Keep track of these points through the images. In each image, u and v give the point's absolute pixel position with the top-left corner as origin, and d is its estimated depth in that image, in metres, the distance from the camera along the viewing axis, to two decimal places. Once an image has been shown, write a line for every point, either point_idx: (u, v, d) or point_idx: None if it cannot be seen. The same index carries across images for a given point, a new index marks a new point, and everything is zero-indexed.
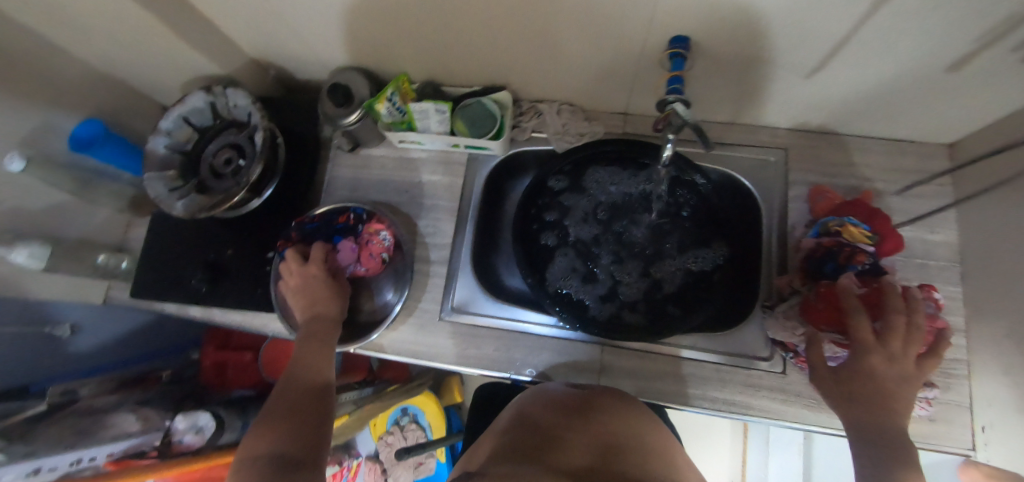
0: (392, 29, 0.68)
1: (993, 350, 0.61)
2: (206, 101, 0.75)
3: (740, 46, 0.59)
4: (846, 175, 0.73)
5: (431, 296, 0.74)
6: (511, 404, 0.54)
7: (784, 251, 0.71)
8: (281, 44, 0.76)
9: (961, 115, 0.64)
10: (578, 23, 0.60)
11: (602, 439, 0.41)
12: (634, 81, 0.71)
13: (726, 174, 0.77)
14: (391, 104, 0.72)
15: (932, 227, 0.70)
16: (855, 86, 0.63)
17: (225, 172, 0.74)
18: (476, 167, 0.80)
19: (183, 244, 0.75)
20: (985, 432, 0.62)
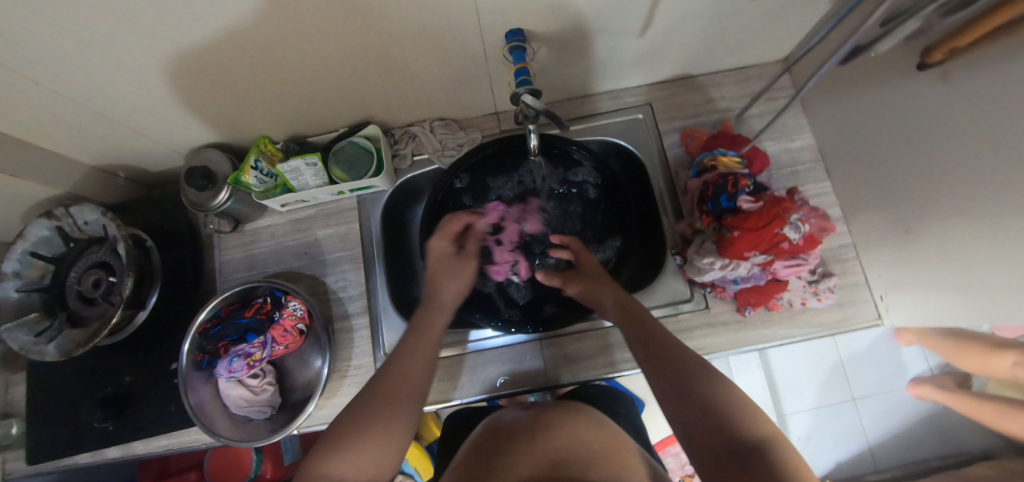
0: (231, 94, 0.64)
1: (872, 225, 0.68)
2: (51, 227, 0.67)
3: (570, 25, 0.61)
4: (708, 111, 0.78)
5: (361, 351, 0.72)
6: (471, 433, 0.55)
7: (676, 197, 0.75)
8: (119, 144, 0.70)
9: (779, 32, 0.71)
10: (412, 42, 0.60)
11: (549, 459, 0.42)
12: (490, 82, 0.72)
13: (604, 141, 0.80)
14: (258, 172, 0.69)
15: (792, 136, 0.77)
16: (683, 33, 0.67)
17: (97, 296, 0.67)
18: (369, 207, 0.78)
19: (71, 387, 0.68)
20: (885, 300, 0.68)
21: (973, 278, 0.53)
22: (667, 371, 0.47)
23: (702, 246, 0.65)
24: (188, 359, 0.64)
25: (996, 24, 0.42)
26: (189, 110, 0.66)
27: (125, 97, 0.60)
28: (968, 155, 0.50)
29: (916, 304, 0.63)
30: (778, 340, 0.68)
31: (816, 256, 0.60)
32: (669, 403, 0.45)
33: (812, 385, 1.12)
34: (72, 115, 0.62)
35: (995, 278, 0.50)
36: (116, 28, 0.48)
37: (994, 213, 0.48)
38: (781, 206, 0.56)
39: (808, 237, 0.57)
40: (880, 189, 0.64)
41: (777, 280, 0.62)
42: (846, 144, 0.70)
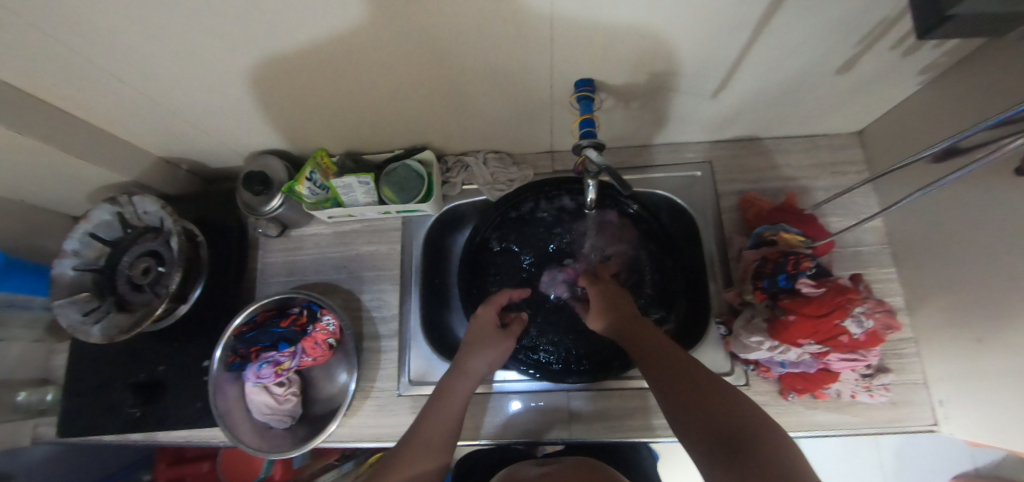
0: (301, 109, 0.66)
1: (938, 323, 0.63)
2: (113, 212, 0.71)
3: (642, 79, 0.60)
4: (770, 177, 0.75)
5: (385, 374, 0.71)
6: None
7: (726, 263, 0.73)
8: (188, 141, 0.73)
9: (857, 107, 0.68)
10: (482, 79, 0.60)
11: None
12: (551, 124, 0.71)
13: (658, 194, 0.78)
14: (312, 183, 0.70)
15: (858, 214, 0.73)
16: (756, 98, 0.65)
17: (144, 284, 0.69)
18: (413, 229, 0.78)
19: (108, 367, 0.70)
20: (945, 406, 0.63)
21: None
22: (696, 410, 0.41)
23: (750, 322, 0.62)
24: (220, 359, 0.66)
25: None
26: (259, 119, 0.68)
27: (203, 101, 0.63)
28: None
29: (979, 418, 0.58)
30: (819, 430, 0.65)
31: (875, 353, 0.58)
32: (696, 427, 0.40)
33: (842, 470, 1.03)
34: (151, 113, 0.65)
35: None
36: (208, 41, 0.50)
37: None
38: (845, 297, 0.52)
39: (870, 333, 0.55)
40: (954, 288, 0.60)
41: (829, 371, 0.59)
42: (919, 232, 0.66)
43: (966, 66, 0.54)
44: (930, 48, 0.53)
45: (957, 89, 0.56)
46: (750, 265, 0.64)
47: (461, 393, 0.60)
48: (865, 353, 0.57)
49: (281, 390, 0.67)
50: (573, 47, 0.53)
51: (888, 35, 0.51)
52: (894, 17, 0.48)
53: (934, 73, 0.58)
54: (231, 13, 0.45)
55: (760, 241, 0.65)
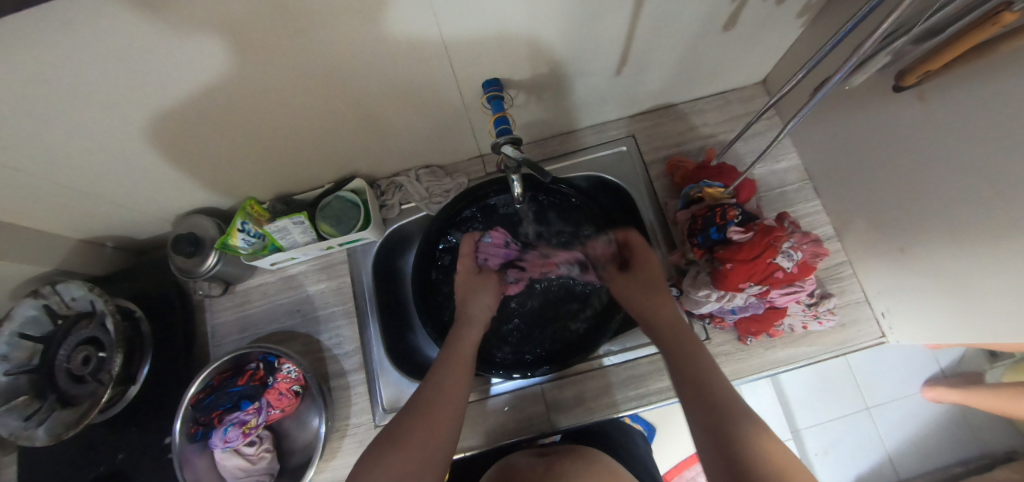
0: (215, 162, 0.65)
1: (865, 243, 0.67)
2: (38, 306, 0.67)
3: (546, 70, 0.62)
4: (692, 139, 0.79)
5: (359, 408, 0.70)
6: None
7: (666, 227, 0.75)
8: (106, 217, 0.70)
9: (752, 58, 0.72)
10: (391, 99, 0.61)
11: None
12: (472, 129, 0.72)
13: (591, 176, 0.80)
14: (245, 234, 0.69)
15: (776, 157, 0.78)
16: (659, 67, 0.68)
17: (86, 374, 0.67)
18: (360, 259, 0.77)
19: (62, 469, 0.66)
20: (887, 318, 0.67)
21: (968, 302, 0.53)
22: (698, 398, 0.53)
23: (696, 279, 0.64)
24: (181, 432, 0.63)
25: (978, 42, 0.42)
26: (175, 181, 0.66)
27: (109, 173, 0.60)
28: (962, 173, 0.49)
29: (916, 321, 0.62)
30: (782, 367, 0.67)
31: (811, 282, 0.61)
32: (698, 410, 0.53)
33: (822, 400, 1.08)
34: (56, 196, 0.62)
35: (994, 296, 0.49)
36: (94, 111, 0.48)
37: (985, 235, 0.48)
38: (772, 236, 0.56)
39: (802, 263, 0.58)
40: (871, 207, 0.64)
41: (775, 308, 0.62)
42: (831, 162, 0.70)
43: (833, 3, 0.58)
44: None
45: (830, 25, 0.60)
46: (688, 226, 0.67)
47: (467, 358, 0.64)
48: (800, 284, 0.61)
49: (252, 449, 0.65)
50: (468, 51, 0.54)
51: None
52: None
53: (809, 14, 0.62)
54: (108, 78, 0.44)
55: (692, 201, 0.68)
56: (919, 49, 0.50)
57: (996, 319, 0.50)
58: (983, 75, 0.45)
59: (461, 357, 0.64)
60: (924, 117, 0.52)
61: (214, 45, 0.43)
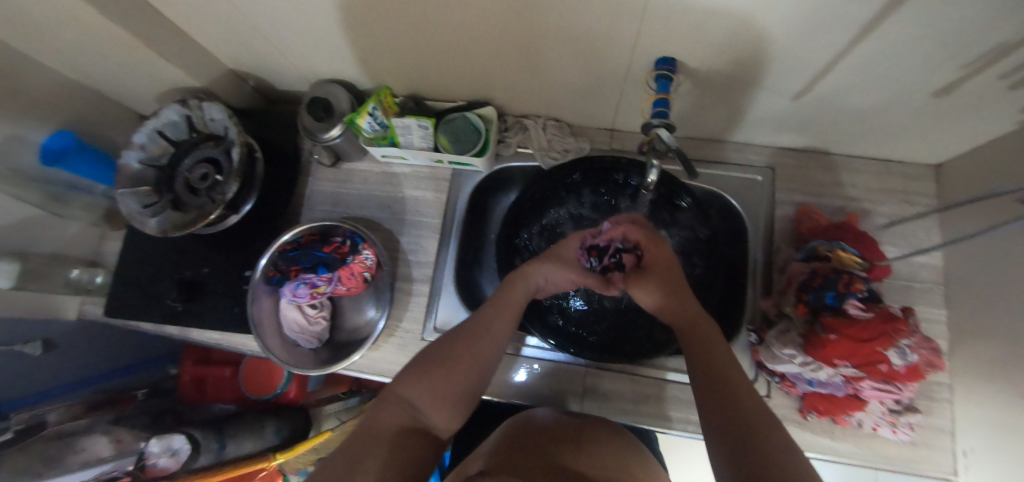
0: (374, 42, 0.66)
1: (980, 373, 0.61)
2: (182, 114, 0.73)
3: (726, 67, 0.58)
4: (833, 195, 0.73)
5: (412, 315, 0.73)
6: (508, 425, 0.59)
7: (770, 272, 0.71)
8: (260, 58, 0.74)
9: (944, 136, 0.64)
10: (563, 41, 0.59)
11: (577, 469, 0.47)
12: (617, 100, 0.70)
13: (712, 191, 0.76)
14: (372, 119, 0.71)
15: (918, 249, 0.71)
16: (839, 108, 0.62)
17: (201, 188, 0.72)
18: (461, 182, 0.78)
19: (156, 260, 0.73)
20: (967, 456, 0.62)
21: None
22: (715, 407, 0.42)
23: (784, 335, 0.61)
24: (262, 272, 0.69)
25: None
26: (331, 48, 0.68)
27: (285, 18, 0.63)
28: None
29: (1002, 472, 0.57)
30: (831, 455, 0.64)
31: (911, 389, 0.57)
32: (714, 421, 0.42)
33: None
34: (232, 22, 0.65)
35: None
36: None
37: None
38: (892, 325, 0.51)
39: (911, 367, 0.54)
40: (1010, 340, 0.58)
41: (857, 398, 0.58)
42: (982, 278, 0.63)
43: None
44: None
45: None
46: (799, 279, 0.63)
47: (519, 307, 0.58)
48: (899, 387, 0.56)
49: (313, 312, 0.70)
50: (664, 21, 0.51)
51: (1003, 63, 0.48)
52: (1013, 44, 0.45)
53: None
54: None
55: (813, 256, 0.63)
56: None
57: None
58: None
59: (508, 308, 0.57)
60: None
61: None
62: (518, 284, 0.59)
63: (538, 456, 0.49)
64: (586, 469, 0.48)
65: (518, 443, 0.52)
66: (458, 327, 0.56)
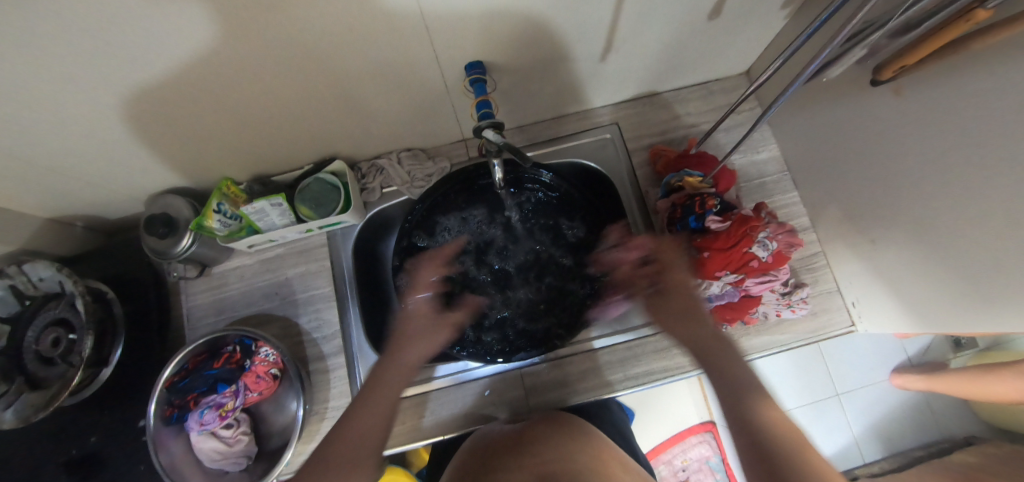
0: (187, 141, 0.62)
1: (837, 233, 0.69)
2: (2, 286, 0.64)
3: (529, 54, 0.61)
4: (674, 128, 0.79)
5: (337, 391, 0.70)
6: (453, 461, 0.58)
7: (647, 216, 0.76)
8: (72, 196, 0.68)
9: (735, 48, 0.72)
10: (371, 78, 0.59)
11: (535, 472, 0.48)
12: (454, 112, 0.71)
13: (574, 163, 0.80)
14: (221, 215, 0.67)
15: (757, 148, 0.78)
16: (643, 54, 0.68)
17: (57, 356, 0.65)
18: (339, 243, 0.76)
19: (30, 452, 0.64)
20: (857, 306, 0.69)
21: (937, 292, 0.55)
22: (725, 387, 0.47)
23: None
24: (156, 415, 0.63)
25: (951, 37, 0.43)
26: (144, 161, 0.64)
27: (76, 150, 0.58)
28: (937, 171, 0.50)
29: (883, 309, 0.65)
30: (756, 354, 0.69)
31: (785, 270, 0.62)
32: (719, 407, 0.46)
33: (796, 385, 1.13)
34: (17, 173, 0.59)
35: (966, 281, 0.50)
36: (56, 84, 0.46)
37: (952, 230, 0.50)
38: (748, 225, 0.58)
39: (776, 253, 0.59)
40: (846, 199, 0.66)
41: (750, 296, 0.63)
42: (809, 154, 0.71)
43: None
44: None
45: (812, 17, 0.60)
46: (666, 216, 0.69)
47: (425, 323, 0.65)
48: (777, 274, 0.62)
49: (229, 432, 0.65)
50: (448, 32, 0.53)
51: None
52: None
53: (792, 5, 0.62)
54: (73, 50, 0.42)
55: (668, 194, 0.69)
56: (897, 41, 0.50)
57: (958, 308, 0.52)
58: (963, 69, 0.46)
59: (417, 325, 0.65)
60: (907, 113, 0.53)
61: (186, 20, 0.41)
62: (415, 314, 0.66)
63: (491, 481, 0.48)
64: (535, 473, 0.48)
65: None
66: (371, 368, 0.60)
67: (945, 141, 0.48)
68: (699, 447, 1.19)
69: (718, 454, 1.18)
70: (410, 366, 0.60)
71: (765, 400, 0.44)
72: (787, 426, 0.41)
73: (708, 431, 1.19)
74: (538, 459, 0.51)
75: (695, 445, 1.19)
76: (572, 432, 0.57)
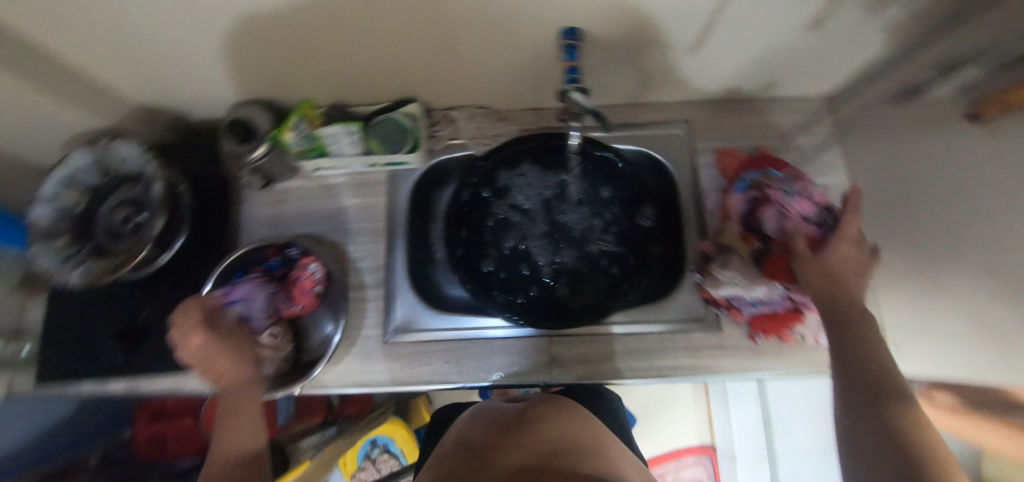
0: (282, 57, 0.65)
1: (896, 272, 0.68)
2: (92, 158, 0.68)
3: (624, 33, 0.62)
4: (746, 137, 0.79)
5: (371, 322, 0.73)
6: (449, 439, 0.57)
7: (702, 215, 0.76)
8: (168, 90, 0.72)
9: (827, 68, 0.71)
10: (471, 29, 0.60)
11: (537, 450, 0.47)
12: (535, 78, 0.73)
13: (638, 151, 0.81)
14: (297, 133, 0.70)
15: (825, 172, 0.78)
16: (733, 56, 0.67)
17: (126, 232, 0.69)
18: (399, 183, 0.79)
19: (86, 316, 0.69)
20: (898, 347, 0.70)
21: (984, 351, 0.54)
22: (857, 390, 0.44)
23: (729, 260, 0.65)
24: None
25: None
26: (240, 70, 0.67)
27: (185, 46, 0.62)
28: None
29: (930, 355, 0.63)
30: (786, 373, 0.68)
31: None
32: (843, 403, 0.44)
33: None
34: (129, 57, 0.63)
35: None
36: None
37: None
38: None
39: None
40: (912, 237, 0.65)
41: (795, 309, 0.64)
42: (879, 187, 0.70)
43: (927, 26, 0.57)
44: (894, 6, 0.55)
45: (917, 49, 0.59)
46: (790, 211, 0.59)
47: (572, 420, 0.55)
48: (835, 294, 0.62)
49: (270, 338, 0.66)
50: None
51: None
52: None
53: (898, 33, 0.61)
54: None
55: (799, 194, 0.60)
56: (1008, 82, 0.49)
57: None
58: None
59: (567, 413, 0.57)
60: (985, 156, 0.51)
61: None
62: (553, 411, 0.57)
63: (489, 457, 0.47)
64: (533, 452, 0.46)
65: (454, 461, 0.48)
66: (483, 433, 0.53)
67: None
68: (694, 468, 1.19)
69: (711, 478, 1.18)
70: (555, 428, 0.52)
71: (907, 408, 0.40)
72: (936, 435, 0.38)
73: (706, 453, 1.18)
74: (538, 439, 0.50)
75: (690, 465, 1.19)
76: (573, 417, 0.56)
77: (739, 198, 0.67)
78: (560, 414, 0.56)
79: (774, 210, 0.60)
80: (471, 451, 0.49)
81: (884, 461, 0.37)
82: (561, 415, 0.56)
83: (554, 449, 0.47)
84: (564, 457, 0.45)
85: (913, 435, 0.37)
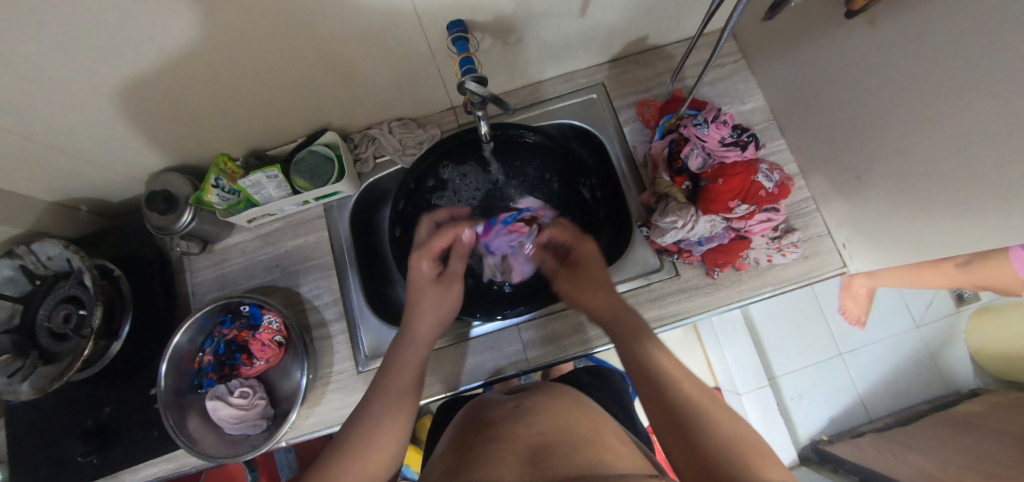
0: (178, 118, 0.64)
1: (827, 178, 0.70)
2: (14, 266, 0.67)
3: (508, 12, 0.62)
4: (660, 85, 0.80)
5: (340, 356, 0.72)
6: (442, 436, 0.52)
7: (636, 170, 0.77)
8: (76, 178, 0.70)
9: None
10: (356, 45, 0.60)
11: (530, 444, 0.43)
12: (441, 78, 0.72)
13: (562, 124, 0.81)
14: (220, 190, 0.69)
15: (743, 99, 0.79)
16: (623, 9, 0.68)
17: (68, 330, 0.67)
18: (336, 213, 0.78)
19: (49, 424, 0.67)
20: (847, 248, 0.69)
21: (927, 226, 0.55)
22: (646, 388, 0.49)
23: (666, 207, 0.65)
24: (167, 385, 0.65)
25: None
26: (141, 140, 0.66)
27: (74, 130, 0.60)
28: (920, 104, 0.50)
29: (875, 248, 0.65)
30: (749, 300, 0.70)
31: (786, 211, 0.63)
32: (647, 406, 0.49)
33: (796, 345, 1.15)
34: (21, 155, 0.61)
35: (962, 200, 0.49)
36: (45, 58, 0.47)
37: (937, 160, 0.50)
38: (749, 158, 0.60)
39: (780, 185, 0.61)
40: (832, 140, 0.66)
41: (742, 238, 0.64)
42: (792, 100, 0.72)
43: None
44: None
45: None
46: (710, 145, 0.60)
47: (573, 408, 0.51)
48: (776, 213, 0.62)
49: (243, 398, 0.67)
50: None
51: None
52: None
53: None
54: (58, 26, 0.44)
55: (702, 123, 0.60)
56: None
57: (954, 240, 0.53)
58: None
59: (569, 400, 0.52)
60: (881, 44, 0.52)
61: None
62: (553, 398, 0.53)
63: (479, 457, 0.42)
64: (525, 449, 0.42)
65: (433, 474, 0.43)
66: (474, 427, 0.49)
67: (922, 71, 0.49)
68: None
69: None
70: (553, 417, 0.48)
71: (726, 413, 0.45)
72: (741, 438, 0.42)
73: None
74: (531, 432, 0.45)
75: None
76: (570, 403, 0.52)
77: (661, 145, 0.68)
78: (562, 401, 0.52)
79: (695, 149, 0.62)
80: (459, 453, 0.45)
81: (683, 455, 0.41)
82: (562, 403, 0.52)
83: (550, 443, 0.43)
84: (558, 450, 0.41)
85: (704, 435, 0.42)
